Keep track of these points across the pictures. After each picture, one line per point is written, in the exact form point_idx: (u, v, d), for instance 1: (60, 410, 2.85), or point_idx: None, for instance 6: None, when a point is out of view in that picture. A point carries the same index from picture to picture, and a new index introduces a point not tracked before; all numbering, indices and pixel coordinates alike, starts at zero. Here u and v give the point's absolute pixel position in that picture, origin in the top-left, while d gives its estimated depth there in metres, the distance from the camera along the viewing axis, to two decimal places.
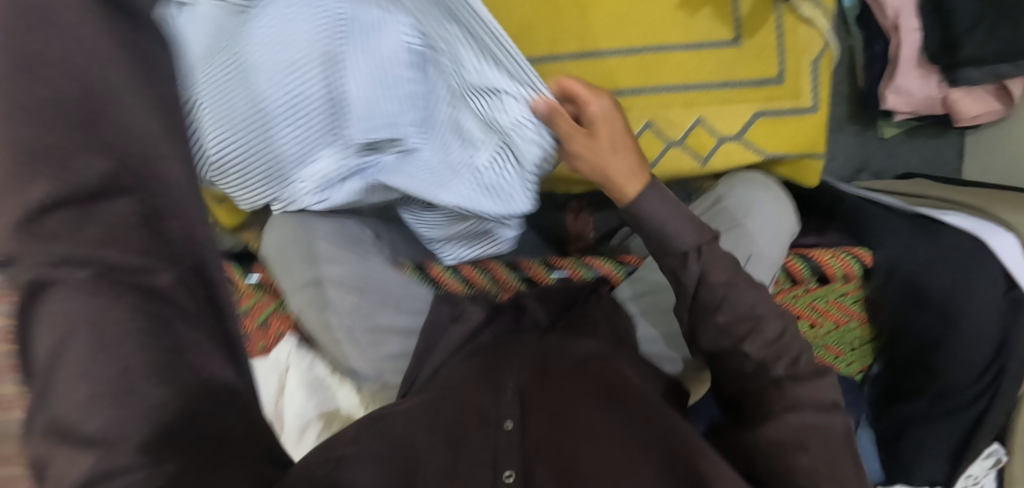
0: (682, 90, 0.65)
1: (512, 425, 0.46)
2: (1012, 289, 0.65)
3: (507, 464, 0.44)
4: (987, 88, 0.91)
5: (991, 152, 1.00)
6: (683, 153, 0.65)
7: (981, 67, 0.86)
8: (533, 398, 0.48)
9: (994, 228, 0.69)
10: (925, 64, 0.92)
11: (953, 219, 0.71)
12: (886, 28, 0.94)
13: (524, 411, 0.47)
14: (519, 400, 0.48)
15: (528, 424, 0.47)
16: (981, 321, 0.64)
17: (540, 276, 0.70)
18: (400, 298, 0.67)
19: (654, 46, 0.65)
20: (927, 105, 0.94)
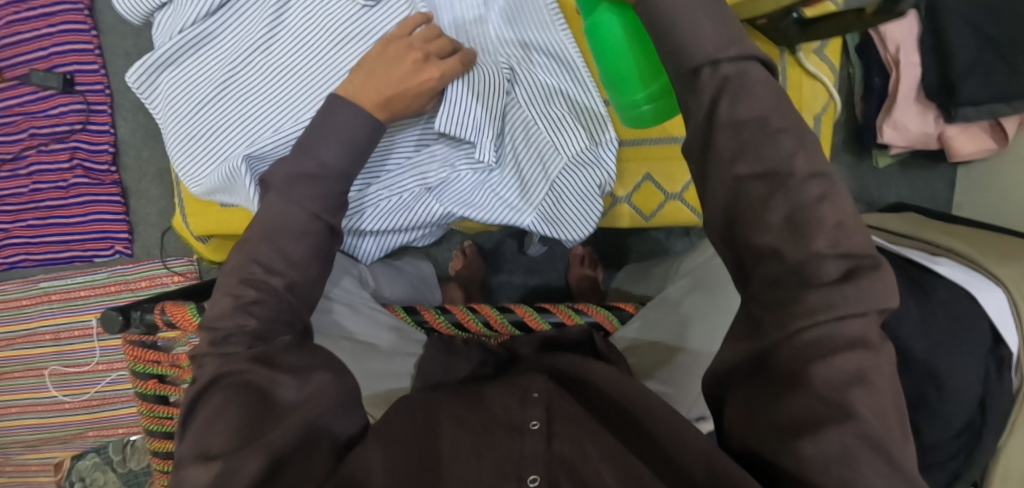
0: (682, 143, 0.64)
1: (539, 426, 0.46)
2: (998, 346, 0.67)
3: (532, 469, 0.43)
4: (982, 124, 0.92)
5: (981, 186, 1.01)
6: (682, 206, 0.65)
7: (978, 106, 0.87)
8: (560, 403, 0.49)
9: (984, 282, 0.70)
10: (922, 100, 0.92)
11: (946, 270, 0.71)
12: (886, 61, 0.93)
13: (554, 415, 0.48)
14: (546, 406, 0.48)
15: (557, 428, 0.47)
16: (969, 385, 0.65)
17: (532, 321, 0.69)
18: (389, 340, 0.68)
19: None
20: (922, 141, 0.94)
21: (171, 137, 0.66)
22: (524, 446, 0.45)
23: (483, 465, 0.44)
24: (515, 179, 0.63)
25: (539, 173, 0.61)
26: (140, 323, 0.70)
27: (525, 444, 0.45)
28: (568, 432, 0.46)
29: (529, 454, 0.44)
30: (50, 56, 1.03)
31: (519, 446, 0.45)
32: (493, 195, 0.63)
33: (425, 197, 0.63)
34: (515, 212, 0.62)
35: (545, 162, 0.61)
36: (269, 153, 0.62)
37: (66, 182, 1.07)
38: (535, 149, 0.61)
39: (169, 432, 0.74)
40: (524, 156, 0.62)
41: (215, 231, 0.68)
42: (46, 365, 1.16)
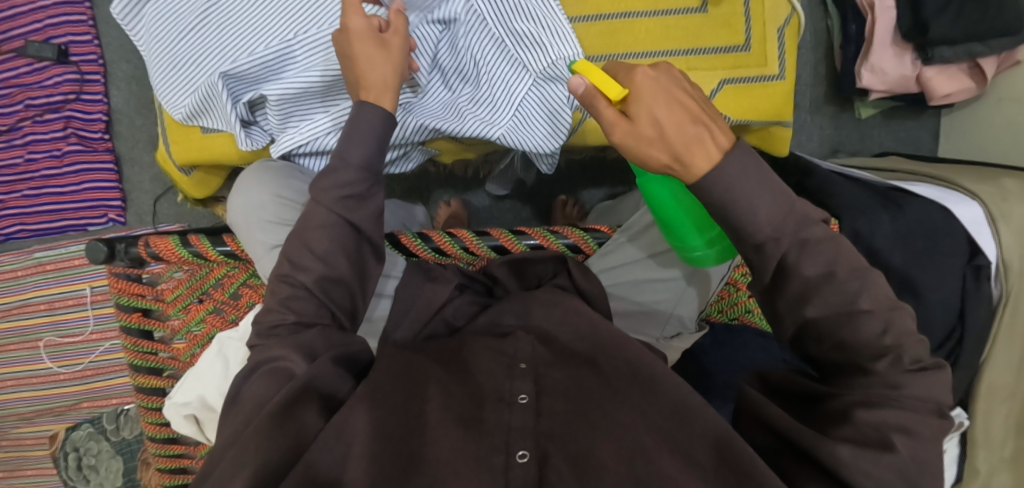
0: (649, 57, 0.65)
1: (527, 400, 0.50)
2: (975, 257, 0.67)
3: (521, 445, 0.47)
4: (961, 65, 0.93)
5: (964, 133, 1.03)
6: None
7: (954, 46, 0.88)
8: (546, 376, 0.53)
9: (960, 197, 0.70)
10: (899, 43, 0.92)
11: (922, 190, 0.72)
12: (861, 7, 0.94)
13: (541, 389, 0.51)
14: (534, 379, 0.52)
15: (543, 401, 0.50)
16: (947, 295, 0.66)
17: (509, 244, 0.70)
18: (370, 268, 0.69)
19: (620, 13, 0.65)
20: (901, 84, 0.94)
21: (155, 66, 0.67)
22: (511, 417, 0.49)
23: (479, 440, 0.47)
24: (484, 95, 0.64)
25: (507, 89, 0.63)
26: (123, 255, 0.71)
27: (513, 415, 0.49)
28: (557, 408, 0.50)
29: (518, 425, 0.48)
30: (45, 28, 1.07)
31: (507, 417, 0.49)
32: (463, 112, 0.64)
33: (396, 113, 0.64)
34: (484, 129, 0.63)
35: (512, 78, 0.63)
36: (245, 72, 0.63)
37: (60, 150, 1.09)
38: (503, 65, 0.63)
39: (155, 368, 0.75)
40: (492, 71, 0.63)
41: (196, 161, 0.70)
42: (41, 336, 1.17)
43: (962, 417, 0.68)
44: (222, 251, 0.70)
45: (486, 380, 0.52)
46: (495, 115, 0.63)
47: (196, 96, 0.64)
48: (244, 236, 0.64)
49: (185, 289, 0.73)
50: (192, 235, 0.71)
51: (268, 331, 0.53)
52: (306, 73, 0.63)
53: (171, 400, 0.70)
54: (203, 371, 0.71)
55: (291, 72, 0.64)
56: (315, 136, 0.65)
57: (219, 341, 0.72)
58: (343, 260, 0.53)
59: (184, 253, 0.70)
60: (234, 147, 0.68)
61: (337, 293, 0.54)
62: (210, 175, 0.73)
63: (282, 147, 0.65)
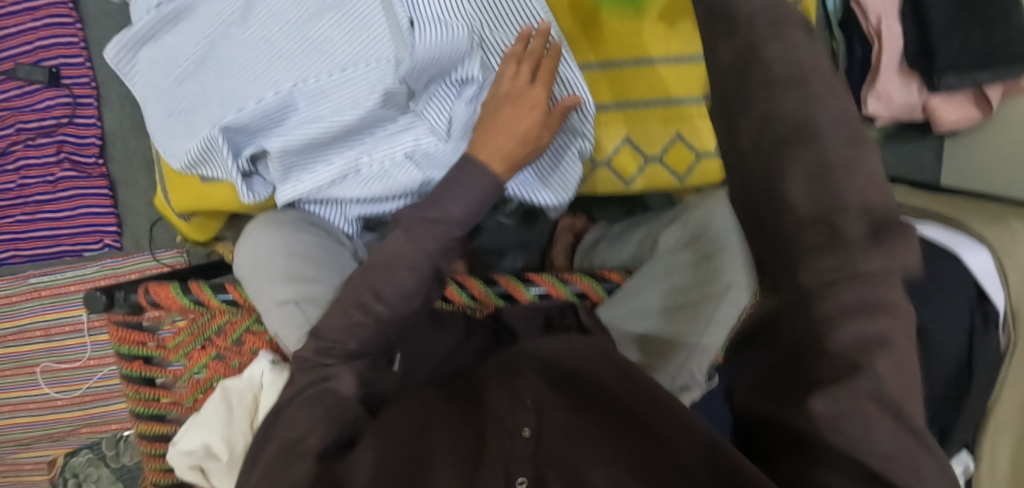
0: (662, 105, 0.64)
1: (533, 432, 0.40)
2: (982, 301, 0.67)
3: (520, 471, 0.37)
4: (966, 94, 0.92)
5: (968, 158, 1.02)
6: (661, 169, 0.64)
7: (960, 75, 0.86)
8: (559, 409, 0.42)
9: (969, 242, 0.70)
10: (905, 72, 0.92)
11: (932, 233, 0.72)
12: (869, 33, 0.92)
13: (554, 420, 0.41)
14: (544, 407, 0.42)
15: (550, 434, 0.39)
16: (952, 343, 0.66)
17: (517, 292, 0.70)
18: None
19: (633, 59, 0.63)
20: (906, 111, 0.94)
21: (151, 114, 0.65)
22: (512, 446, 0.39)
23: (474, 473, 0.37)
24: None
25: None
26: (123, 303, 0.70)
27: (514, 447, 0.39)
28: (570, 430, 0.40)
29: (519, 455, 0.38)
30: (35, 50, 1.03)
31: (507, 446, 0.39)
32: None
33: (406, 164, 0.63)
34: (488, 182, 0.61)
35: None
36: (246, 125, 0.61)
37: (54, 175, 1.07)
38: None
39: (157, 415, 0.75)
40: None
41: (196, 208, 0.68)
42: (37, 362, 1.16)
43: (969, 462, 0.69)
44: (224, 298, 0.69)
45: (491, 409, 0.43)
46: None
47: (194, 147, 0.62)
48: (253, 289, 0.63)
49: (186, 336, 0.72)
50: (194, 281, 0.70)
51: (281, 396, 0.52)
52: (308, 122, 0.61)
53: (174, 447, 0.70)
54: (206, 418, 0.70)
55: (292, 121, 0.62)
56: (319, 186, 0.63)
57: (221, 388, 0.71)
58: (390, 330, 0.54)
59: (185, 301, 0.69)
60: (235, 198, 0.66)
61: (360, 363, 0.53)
62: (210, 220, 0.71)
63: (284, 198, 0.63)
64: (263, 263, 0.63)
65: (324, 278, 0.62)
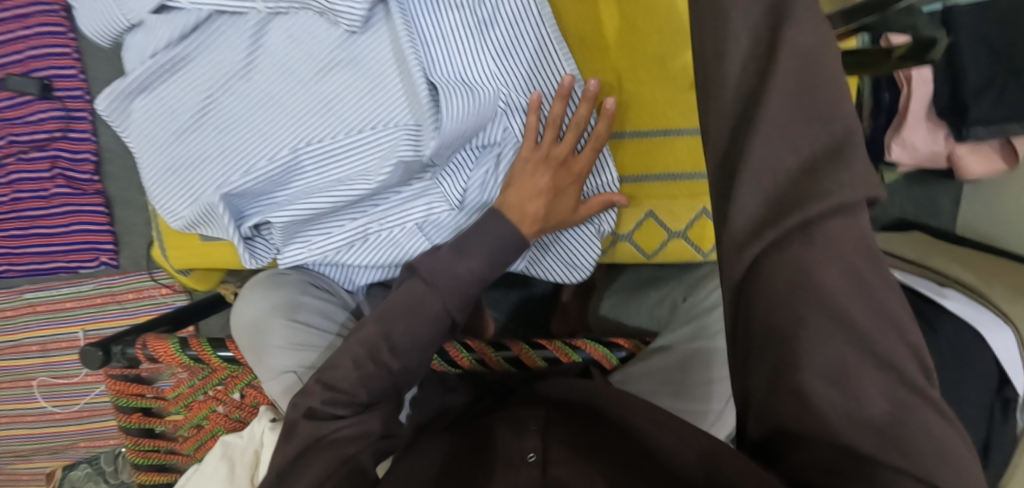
0: (688, 180, 0.60)
1: (535, 457, 0.42)
2: (1004, 386, 0.65)
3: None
4: (993, 143, 0.89)
5: (987, 205, 0.98)
6: (685, 246, 0.61)
7: (990, 126, 0.83)
8: (556, 434, 0.45)
9: (993, 321, 0.68)
10: (933, 118, 0.88)
11: (954, 305, 0.70)
12: (898, 77, 0.89)
13: (548, 444, 0.43)
14: (541, 434, 0.45)
15: (552, 456, 0.42)
16: (972, 430, 0.64)
17: (526, 357, 0.67)
18: None
19: (662, 129, 0.59)
20: (931, 159, 0.91)
21: (148, 168, 0.62)
22: (519, 477, 0.40)
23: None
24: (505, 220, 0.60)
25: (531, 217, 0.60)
26: (121, 357, 0.68)
27: (523, 474, 0.40)
28: (566, 459, 0.41)
29: (525, 484, 0.39)
30: (26, 60, 0.98)
31: (514, 478, 0.40)
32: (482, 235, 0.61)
33: (416, 234, 0.60)
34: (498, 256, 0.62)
35: None
36: (250, 189, 0.59)
37: (47, 191, 1.03)
38: None
39: (158, 464, 0.74)
40: None
41: (195, 264, 0.65)
42: (34, 376, 1.14)
43: None
44: (224, 357, 0.66)
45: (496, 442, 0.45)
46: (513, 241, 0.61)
47: (196, 209, 0.60)
48: (251, 356, 0.61)
49: (187, 388, 0.70)
50: (194, 336, 0.67)
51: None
52: (316, 189, 0.59)
53: None
54: (204, 476, 0.69)
55: (297, 185, 0.60)
56: (325, 254, 0.61)
57: (221, 443, 0.70)
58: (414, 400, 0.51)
59: (185, 357, 0.67)
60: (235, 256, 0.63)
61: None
62: (211, 271, 0.69)
63: (290, 262, 0.61)
64: (258, 329, 0.60)
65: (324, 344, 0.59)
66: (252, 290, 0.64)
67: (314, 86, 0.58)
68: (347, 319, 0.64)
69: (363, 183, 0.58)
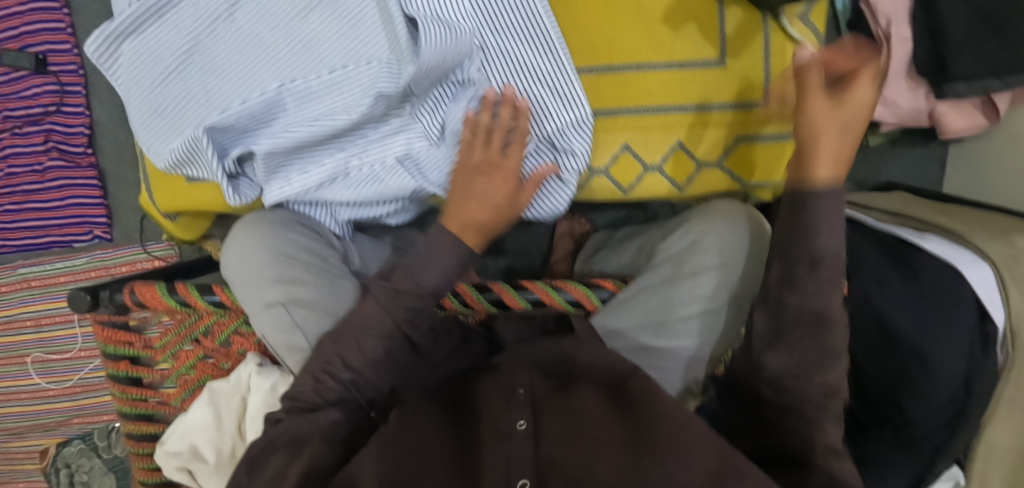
0: (661, 113, 0.62)
1: (523, 427, 0.51)
2: (985, 320, 0.65)
3: (520, 474, 0.48)
4: (973, 101, 0.90)
5: (970, 166, 1.00)
6: (660, 178, 0.63)
7: (970, 82, 0.84)
8: (545, 403, 0.53)
9: (971, 258, 0.68)
10: (913, 76, 0.89)
11: (931, 245, 0.71)
12: (877, 36, 0.90)
13: (539, 414, 0.52)
14: (531, 404, 0.53)
15: (541, 429, 0.51)
16: (953, 362, 0.64)
17: (509, 299, 0.67)
18: None
19: (634, 63, 0.61)
20: (913, 117, 0.92)
21: (134, 110, 0.63)
22: (510, 451, 0.49)
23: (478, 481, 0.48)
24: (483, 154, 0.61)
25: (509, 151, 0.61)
26: (109, 303, 0.68)
27: (513, 445, 0.50)
28: (553, 432, 0.51)
29: (515, 458, 0.49)
30: (20, 35, 1.01)
31: (506, 452, 0.49)
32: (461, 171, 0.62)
33: (396, 169, 0.62)
34: None
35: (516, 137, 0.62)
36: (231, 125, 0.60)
37: (41, 165, 1.05)
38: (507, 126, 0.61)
39: (145, 414, 0.74)
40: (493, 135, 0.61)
41: (181, 209, 0.67)
42: (28, 352, 1.15)
43: (959, 477, 0.70)
44: (210, 301, 0.67)
45: (490, 406, 0.53)
46: None
47: (179, 147, 0.61)
48: (239, 294, 0.61)
49: (174, 336, 0.71)
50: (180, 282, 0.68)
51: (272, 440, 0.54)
52: (297, 124, 0.60)
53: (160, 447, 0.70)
54: (191, 421, 0.69)
55: (279, 122, 0.61)
56: (308, 188, 0.62)
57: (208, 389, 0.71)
58: (386, 363, 0.56)
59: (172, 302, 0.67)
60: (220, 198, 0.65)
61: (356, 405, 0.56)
62: (197, 219, 0.71)
63: (272, 199, 0.62)
64: (243, 267, 0.60)
65: (314, 280, 0.60)
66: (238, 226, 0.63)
67: (297, 25, 0.60)
68: (336, 258, 0.64)
69: (341, 117, 0.59)
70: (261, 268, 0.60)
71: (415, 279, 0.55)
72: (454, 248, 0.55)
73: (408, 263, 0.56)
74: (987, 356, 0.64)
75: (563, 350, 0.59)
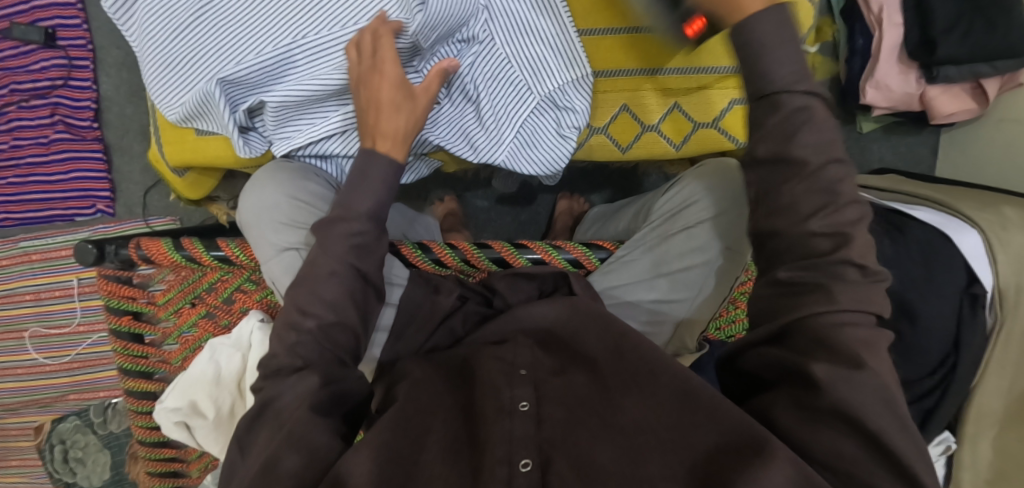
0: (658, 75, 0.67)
1: (526, 406, 0.51)
2: (972, 284, 0.67)
3: (523, 454, 0.48)
4: (963, 86, 0.92)
5: (963, 151, 1.03)
6: (657, 137, 0.69)
7: (960, 66, 0.87)
8: (545, 384, 0.53)
9: (959, 224, 0.70)
10: (905, 60, 0.92)
11: (923, 214, 0.72)
12: (869, 22, 0.92)
13: (541, 394, 0.52)
14: (533, 386, 0.53)
15: (542, 408, 0.51)
16: (942, 322, 0.66)
17: (510, 258, 0.69)
18: None
19: (631, 28, 0.65)
20: (905, 102, 0.94)
21: (147, 65, 0.65)
22: (512, 426, 0.50)
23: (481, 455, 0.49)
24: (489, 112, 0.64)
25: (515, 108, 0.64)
26: (114, 257, 0.69)
27: (515, 424, 0.50)
28: (554, 412, 0.51)
29: (517, 433, 0.49)
30: (31, 10, 1.03)
31: (508, 427, 0.50)
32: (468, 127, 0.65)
33: None
34: (481, 149, 0.65)
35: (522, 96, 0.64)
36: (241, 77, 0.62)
37: (46, 138, 1.06)
38: (513, 85, 0.64)
39: (145, 371, 0.75)
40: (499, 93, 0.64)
41: (191, 163, 0.70)
42: (26, 326, 1.15)
43: (951, 441, 0.73)
44: (217, 256, 0.68)
45: (488, 382, 0.54)
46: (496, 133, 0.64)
47: (191, 99, 0.63)
48: (254, 235, 0.64)
49: (177, 293, 0.72)
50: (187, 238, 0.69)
51: (269, 371, 0.53)
52: (306, 77, 0.62)
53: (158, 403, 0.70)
54: (192, 376, 0.70)
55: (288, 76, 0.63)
56: (315, 139, 0.64)
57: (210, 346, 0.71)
58: (348, 303, 0.54)
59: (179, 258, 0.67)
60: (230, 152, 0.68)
61: (337, 331, 0.53)
62: (204, 177, 0.74)
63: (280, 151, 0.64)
64: (260, 209, 0.63)
65: None
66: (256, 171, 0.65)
67: None
68: None
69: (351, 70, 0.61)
70: (276, 212, 0.62)
71: (345, 203, 0.55)
72: (385, 160, 0.55)
73: (340, 194, 0.56)
74: (976, 316, 0.66)
75: (547, 324, 0.60)
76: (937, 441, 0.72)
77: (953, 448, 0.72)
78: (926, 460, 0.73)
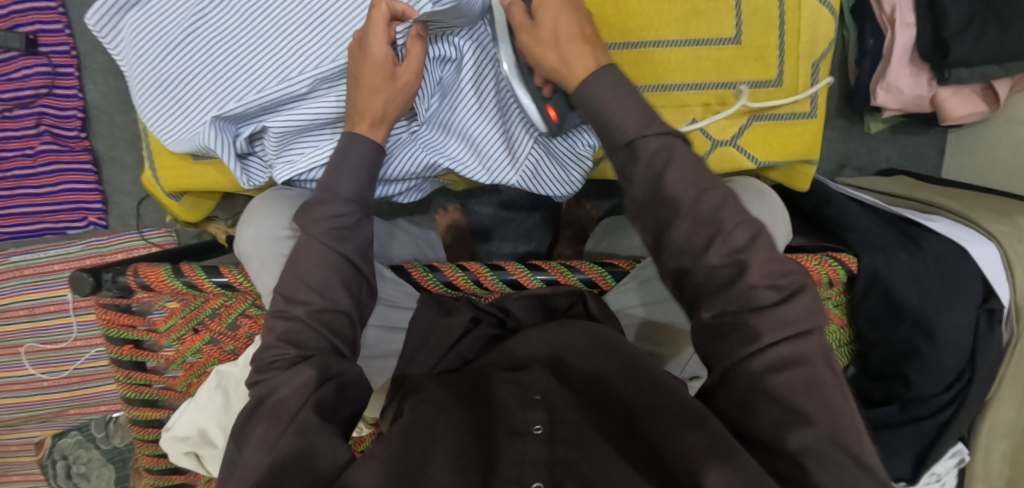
0: (676, 91, 0.66)
1: (542, 430, 0.47)
2: (989, 298, 0.66)
3: (533, 476, 0.43)
4: (974, 87, 0.91)
5: (970, 151, 1.03)
6: None
7: (971, 68, 0.85)
8: (562, 409, 0.49)
9: (977, 237, 0.69)
10: (916, 62, 0.90)
11: (939, 226, 0.71)
12: (881, 22, 0.91)
13: (557, 419, 0.48)
14: (547, 409, 0.49)
15: (558, 433, 0.47)
16: (961, 337, 0.65)
17: (524, 280, 0.67)
18: (392, 295, 0.70)
19: (651, 41, 0.65)
20: (915, 104, 0.93)
21: (138, 88, 0.62)
22: (525, 448, 0.45)
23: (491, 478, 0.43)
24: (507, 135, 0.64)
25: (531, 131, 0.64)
26: (111, 286, 0.66)
27: (527, 446, 0.45)
28: (570, 435, 0.47)
29: (531, 456, 0.45)
30: (10, 15, 0.97)
31: (520, 448, 0.45)
32: (485, 150, 0.64)
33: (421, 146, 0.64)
34: (498, 170, 0.65)
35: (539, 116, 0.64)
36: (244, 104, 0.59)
37: (32, 149, 1.03)
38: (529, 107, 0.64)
39: (149, 399, 0.74)
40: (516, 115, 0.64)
41: (188, 188, 0.67)
42: (21, 342, 1.12)
43: (964, 452, 0.73)
44: (218, 283, 0.66)
45: (501, 402, 0.49)
46: (515, 155, 0.64)
47: (191, 127, 0.60)
48: (254, 269, 0.61)
49: (179, 319, 0.70)
50: (186, 264, 0.66)
51: (263, 364, 0.52)
52: (311, 103, 0.60)
53: (168, 430, 0.68)
54: (201, 403, 0.68)
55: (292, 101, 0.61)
56: (317, 164, 0.62)
57: (220, 372, 0.69)
58: (336, 286, 0.53)
59: (180, 284, 0.65)
60: (229, 177, 0.66)
61: (329, 316, 0.53)
62: (201, 200, 0.72)
63: (282, 177, 0.62)
64: (253, 238, 0.61)
65: None
66: (254, 201, 0.63)
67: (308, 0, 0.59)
68: None
69: None
70: (272, 238, 0.61)
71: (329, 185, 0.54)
72: (366, 139, 0.56)
73: (323, 176, 0.55)
74: (993, 331, 0.66)
75: (554, 351, 0.57)
76: (950, 453, 0.72)
77: (966, 459, 0.72)
78: (938, 470, 0.73)
